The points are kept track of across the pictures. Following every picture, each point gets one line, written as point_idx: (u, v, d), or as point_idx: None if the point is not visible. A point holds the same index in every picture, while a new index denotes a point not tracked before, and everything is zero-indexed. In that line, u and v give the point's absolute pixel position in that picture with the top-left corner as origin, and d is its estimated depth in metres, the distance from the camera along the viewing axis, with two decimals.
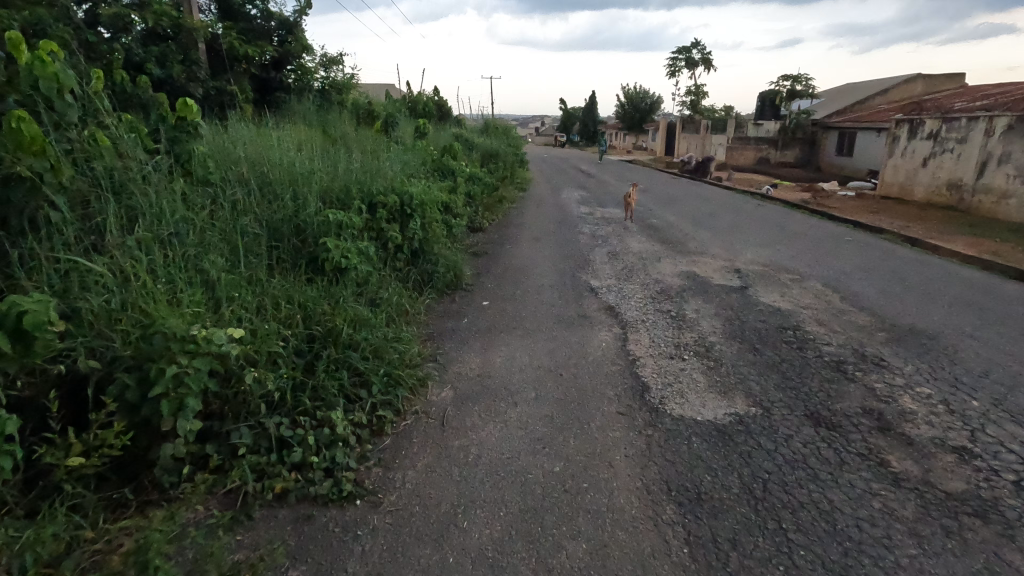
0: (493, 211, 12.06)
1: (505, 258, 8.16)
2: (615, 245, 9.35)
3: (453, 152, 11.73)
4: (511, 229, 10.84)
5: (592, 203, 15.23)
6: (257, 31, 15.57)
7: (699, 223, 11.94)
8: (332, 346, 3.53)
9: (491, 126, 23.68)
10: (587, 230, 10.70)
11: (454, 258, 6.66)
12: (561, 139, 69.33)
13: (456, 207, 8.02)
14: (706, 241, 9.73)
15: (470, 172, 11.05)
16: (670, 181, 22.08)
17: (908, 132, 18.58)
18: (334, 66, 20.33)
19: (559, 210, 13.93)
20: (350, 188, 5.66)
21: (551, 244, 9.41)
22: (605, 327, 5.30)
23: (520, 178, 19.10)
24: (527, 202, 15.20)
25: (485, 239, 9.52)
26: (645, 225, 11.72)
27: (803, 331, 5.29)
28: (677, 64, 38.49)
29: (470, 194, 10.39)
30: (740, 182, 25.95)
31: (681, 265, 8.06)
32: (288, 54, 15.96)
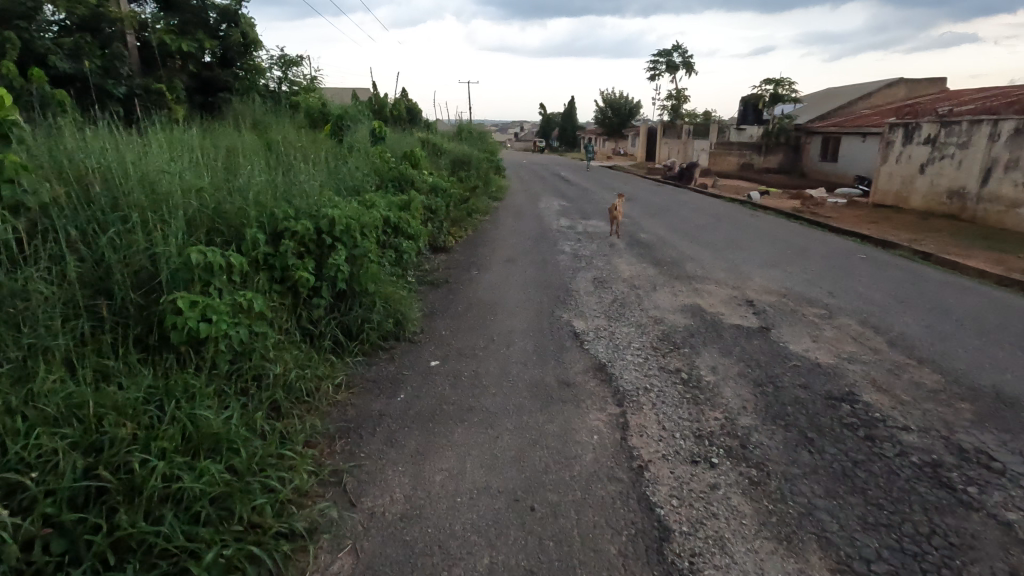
0: (460, 227, 10.59)
1: (470, 289, 6.68)
2: (602, 267, 8.00)
3: (414, 159, 10.24)
4: (481, 248, 9.41)
5: (572, 215, 13.91)
6: (196, 22, 13.87)
7: (693, 238, 10.65)
8: (126, 508, 2.04)
9: (465, 131, 22.22)
10: (569, 249, 9.31)
11: (399, 297, 5.16)
12: (540, 145, 68.21)
13: (407, 227, 6.52)
14: (705, 262, 8.45)
15: (434, 182, 9.58)
16: (654, 189, 20.86)
17: (904, 136, 17.63)
18: (292, 66, 18.64)
19: (537, 223, 12.55)
20: (248, 212, 4.14)
21: (526, 268, 7.97)
22: (596, 400, 3.86)
23: (494, 187, 17.65)
24: (501, 214, 13.80)
25: (448, 263, 8.05)
26: (633, 240, 10.40)
27: (859, 397, 3.95)
28: (657, 67, 37.43)
29: (431, 209, 8.89)
30: (726, 189, 24.88)
31: (681, 294, 6.73)
32: (231, 49, 14.26)
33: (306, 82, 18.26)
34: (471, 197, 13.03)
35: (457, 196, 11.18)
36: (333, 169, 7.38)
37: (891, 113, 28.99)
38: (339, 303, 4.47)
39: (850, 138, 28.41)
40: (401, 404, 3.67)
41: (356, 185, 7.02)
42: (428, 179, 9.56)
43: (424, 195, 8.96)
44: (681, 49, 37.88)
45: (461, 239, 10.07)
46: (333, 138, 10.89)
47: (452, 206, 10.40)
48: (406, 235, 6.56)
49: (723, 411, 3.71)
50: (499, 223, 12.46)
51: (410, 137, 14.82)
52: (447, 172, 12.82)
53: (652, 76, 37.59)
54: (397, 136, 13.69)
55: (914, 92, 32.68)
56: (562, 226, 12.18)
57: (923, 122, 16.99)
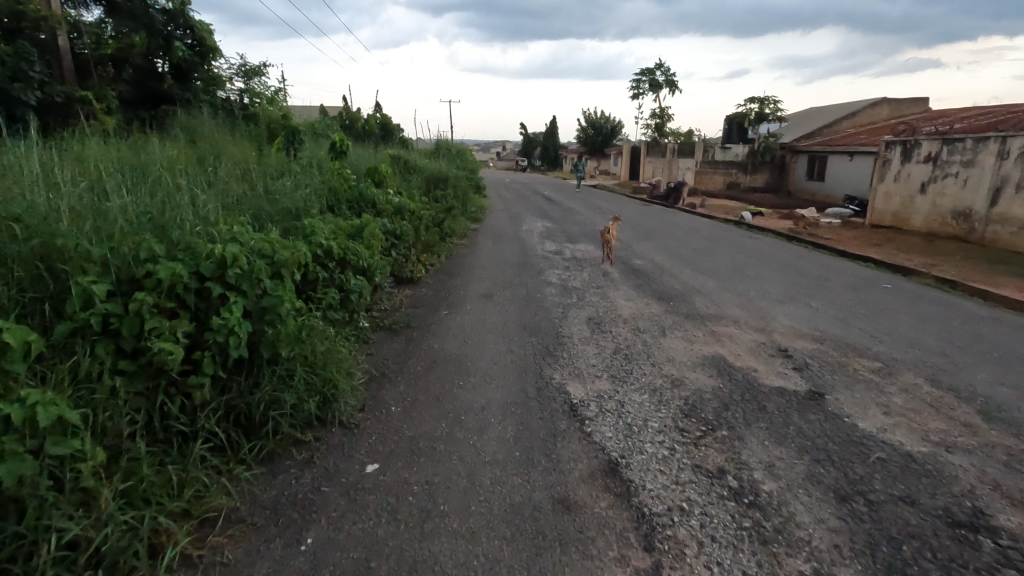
0: (432, 253, 9.32)
1: (437, 337, 5.33)
2: (598, 304, 6.75)
3: (378, 176, 8.98)
4: (455, 279, 8.10)
5: (558, 237, 12.73)
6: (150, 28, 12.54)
7: (696, 266, 9.49)
8: None
9: (443, 149, 21.05)
10: (557, 280, 8.08)
11: (333, 358, 3.79)
12: (523, 163, 67.43)
13: (354, 261, 5.17)
14: (717, 296, 7.27)
15: (400, 201, 8.29)
16: (641, 209, 19.84)
17: (902, 154, 16.93)
18: (256, 77, 17.31)
19: (521, 248, 11.32)
20: (89, 252, 2.76)
21: (507, 304, 6.70)
22: (613, 538, 2.52)
23: (473, 207, 16.42)
24: (481, 237, 12.58)
25: (413, 301, 6.71)
26: (629, 268, 9.20)
27: (994, 523, 2.69)
28: (641, 85, 36.91)
29: (395, 234, 7.59)
30: (715, 210, 24.04)
31: (697, 340, 5.49)
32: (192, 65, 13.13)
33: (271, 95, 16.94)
34: (447, 217, 11.78)
35: (430, 217, 9.91)
36: (269, 191, 6.05)
37: (877, 132, 28.67)
38: (235, 382, 3.10)
39: (838, 157, 27.96)
40: (303, 560, 2.30)
41: (295, 209, 5.70)
42: (394, 199, 8.28)
43: (385, 218, 7.65)
44: (664, 67, 37.44)
45: (433, 268, 8.77)
46: (287, 152, 9.58)
47: (423, 229, 9.13)
48: (352, 270, 5.22)
49: (807, 559, 2.42)
50: (478, 247, 11.19)
51: (380, 154, 13.61)
52: (419, 192, 11.59)
53: (635, 94, 37.07)
54: (365, 153, 12.45)
55: (897, 111, 32.57)
56: (547, 250, 10.97)
57: (921, 139, 16.31)
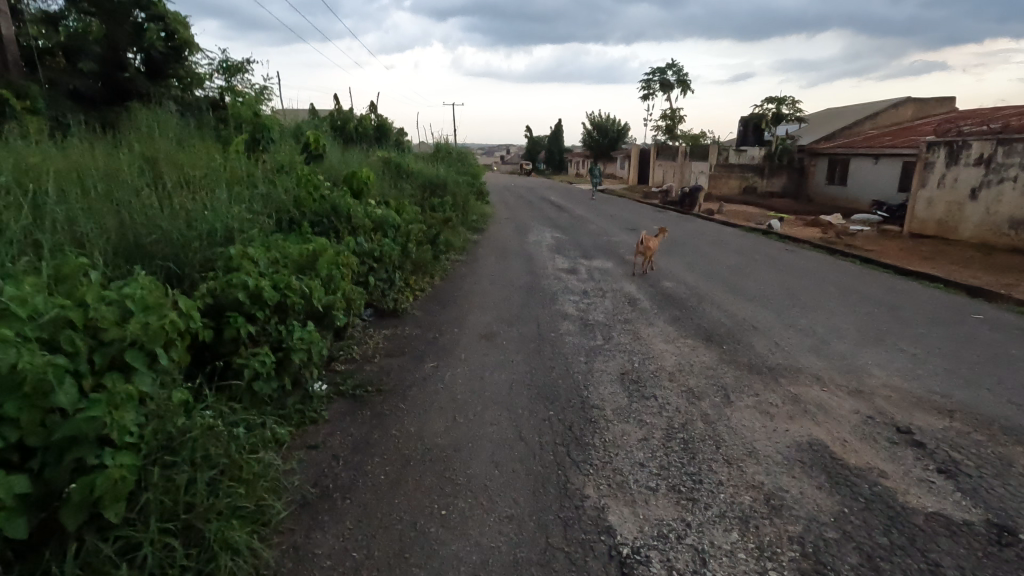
0: (421, 275, 7.82)
1: (417, 410, 3.80)
2: (631, 350, 5.24)
3: (357, 183, 7.48)
4: (448, 310, 6.59)
5: (570, 251, 11.23)
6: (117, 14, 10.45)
7: (737, 289, 7.98)
8: None
9: (442, 152, 19.53)
10: (574, 311, 6.59)
11: (225, 495, 2.36)
12: (527, 167, 65.87)
13: (297, 306, 3.70)
14: (780, 336, 5.75)
15: (381, 214, 6.80)
16: (656, 217, 18.33)
17: (946, 157, 15.40)
18: (239, 75, 15.90)
19: (528, 265, 9.81)
20: None
21: (513, 348, 5.20)
22: None
23: (474, 216, 14.92)
24: (482, 252, 11.09)
25: (392, 346, 5.19)
26: (658, 293, 7.69)
27: None
28: (651, 86, 35.47)
29: (371, 255, 6.09)
30: (734, 217, 22.42)
31: (777, 412, 3.97)
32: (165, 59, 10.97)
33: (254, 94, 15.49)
34: (442, 229, 10.27)
35: (421, 231, 8.43)
36: (197, 209, 4.58)
37: (904, 134, 27.12)
38: None
39: (863, 160, 26.41)
40: None
41: (226, 232, 4.23)
42: (373, 212, 6.78)
43: (357, 236, 6.17)
44: (675, 67, 35.99)
45: (423, 294, 7.28)
46: (253, 155, 8.11)
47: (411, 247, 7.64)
48: (296, 318, 3.76)
49: None
50: (478, 265, 9.69)
51: (368, 158, 12.15)
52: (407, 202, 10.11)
53: (645, 94, 35.51)
54: (349, 158, 10.98)
55: (923, 112, 30.99)
56: (558, 268, 9.47)
57: (970, 140, 14.79)
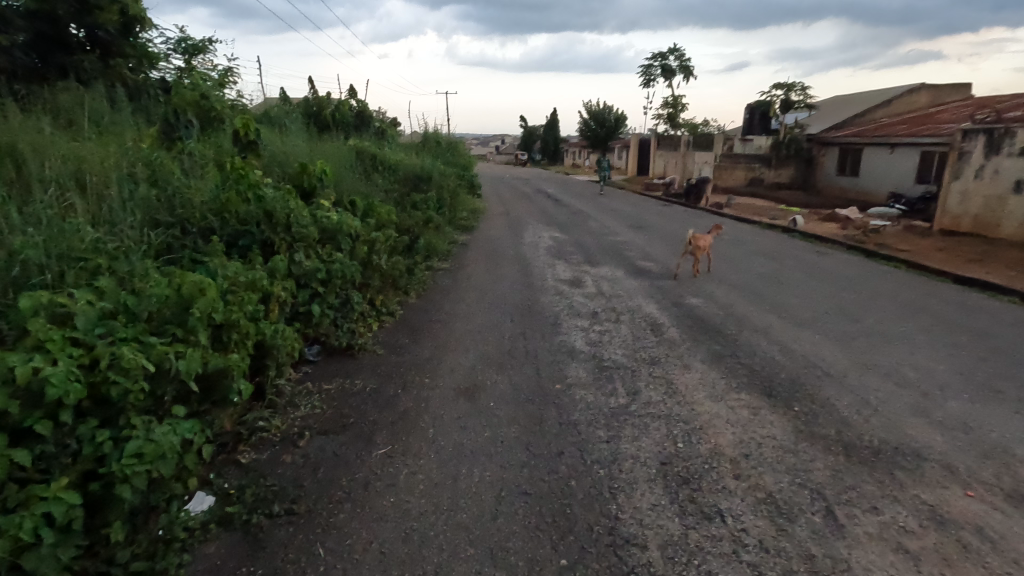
0: (390, 294, 6.29)
1: (343, 564, 2.32)
2: (669, 415, 3.76)
3: (308, 178, 5.92)
4: (419, 345, 5.07)
5: (571, 256, 9.72)
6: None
7: (781, 309, 6.50)
8: None
9: (429, 141, 17.88)
10: (584, 347, 5.10)
11: None
12: (522, 157, 64.01)
13: (134, 399, 2.22)
14: (864, 387, 4.28)
15: (334, 218, 5.26)
16: (663, 213, 16.81)
17: (986, 146, 13.94)
18: (199, 55, 14.10)
19: (523, 274, 8.29)
20: None
21: (503, 414, 3.71)
22: None
23: (463, 214, 13.33)
24: (470, 257, 9.57)
25: (332, 412, 3.68)
26: (685, 314, 6.21)
27: None
28: (652, 72, 33.72)
29: (315, 277, 4.57)
30: (744, 211, 20.92)
31: (920, 548, 2.52)
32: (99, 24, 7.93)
33: (217, 76, 13.81)
34: (420, 231, 8.71)
35: (392, 237, 6.89)
36: (29, 228, 3.07)
37: (922, 123, 25.66)
38: None
39: (879, 149, 24.95)
40: None
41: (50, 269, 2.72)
42: (322, 215, 5.24)
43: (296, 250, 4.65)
44: (678, 52, 34.19)
45: (391, 320, 5.77)
46: (181, 144, 6.47)
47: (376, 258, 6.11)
48: (138, 413, 2.27)
49: None
50: (464, 275, 8.17)
51: (338, 148, 10.53)
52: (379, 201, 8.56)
53: (646, 81, 33.84)
54: (313, 150, 9.36)
55: (939, 99, 29.49)
56: (559, 278, 7.98)
57: (1015, 127, 13.32)
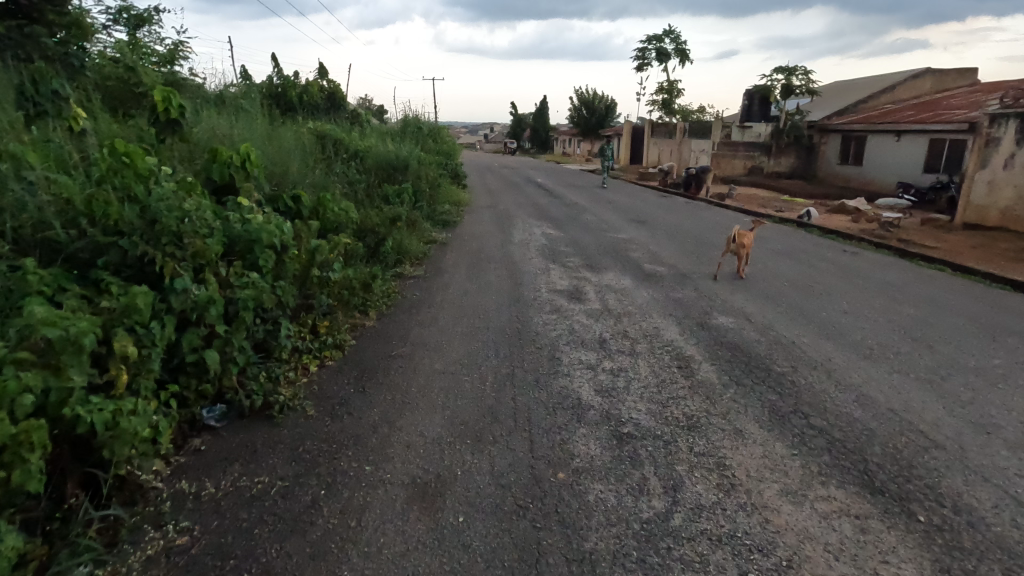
0: (336, 318, 4.89)
1: None
2: (735, 538, 2.44)
3: (229, 168, 4.50)
4: (367, 399, 3.68)
5: (568, 258, 8.37)
6: None
7: (833, 331, 5.21)
8: None
9: (409, 127, 16.34)
10: (592, 399, 3.75)
11: None
12: (511, 144, 62.27)
13: None
14: (999, 467, 3.00)
15: (253, 221, 3.85)
16: (663, 205, 15.50)
17: (1018, 131, 12.72)
18: (144, 28, 12.41)
19: (511, 283, 6.92)
20: None
21: (479, 543, 2.36)
22: None
23: (443, 207, 11.89)
24: (449, 260, 8.15)
25: (204, 546, 2.31)
26: (716, 341, 4.91)
27: None
28: (647, 55, 32.20)
29: (208, 311, 3.16)
30: (747, 202, 19.68)
31: None
32: None
33: (165, 52, 12.19)
34: (387, 231, 7.27)
35: (346, 244, 5.47)
36: None
37: (929, 108, 24.50)
38: None
39: (885, 137, 23.77)
40: None
41: None
42: (236, 218, 3.83)
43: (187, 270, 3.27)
44: (673, 34, 32.64)
45: (337, 356, 4.40)
46: (66, 124, 4.98)
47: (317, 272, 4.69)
48: None
49: None
50: (440, 285, 6.79)
51: (293, 130, 8.97)
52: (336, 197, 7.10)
53: (641, 64, 32.33)
54: (260, 134, 7.84)
55: (945, 84, 28.34)
56: (555, 289, 6.63)
57: None
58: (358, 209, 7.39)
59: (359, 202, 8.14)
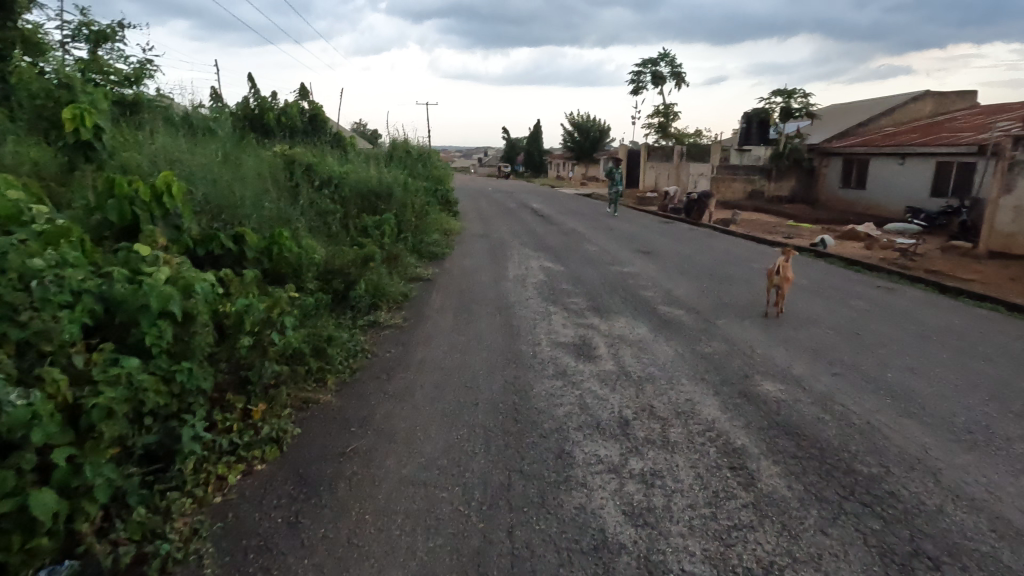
0: (280, 394, 3.77)
1: None
2: None
3: (133, 204, 3.46)
4: (299, 538, 2.56)
5: (571, 298, 7.32)
6: None
7: (910, 402, 4.15)
8: None
9: (397, 152, 15.42)
10: (622, 533, 2.64)
11: None
12: (505, 168, 61.82)
13: None
14: None
15: (145, 280, 2.78)
16: (667, 233, 14.54)
17: None
18: (106, 46, 11.45)
19: (505, 333, 5.84)
20: None
21: None
22: None
23: (431, 238, 10.86)
24: (435, 303, 7.07)
25: None
26: (769, 421, 3.83)
27: None
28: (642, 78, 31.73)
29: (36, 431, 2.05)
30: (752, 228, 18.81)
31: None
32: None
33: (130, 72, 11.24)
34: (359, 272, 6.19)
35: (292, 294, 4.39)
36: None
37: (933, 131, 23.95)
38: None
39: (889, 160, 23.13)
40: None
41: None
42: (121, 276, 2.75)
43: (10, 364, 2.17)
44: (668, 57, 32.24)
45: (272, 456, 3.28)
46: None
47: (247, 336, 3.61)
48: None
49: None
50: (421, 336, 5.70)
51: (258, 155, 7.97)
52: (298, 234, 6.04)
53: (636, 88, 31.87)
54: (215, 160, 6.83)
55: (945, 107, 27.86)
56: (558, 341, 5.55)
57: None
58: (324, 244, 6.33)
59: (330, 237, 7.07)
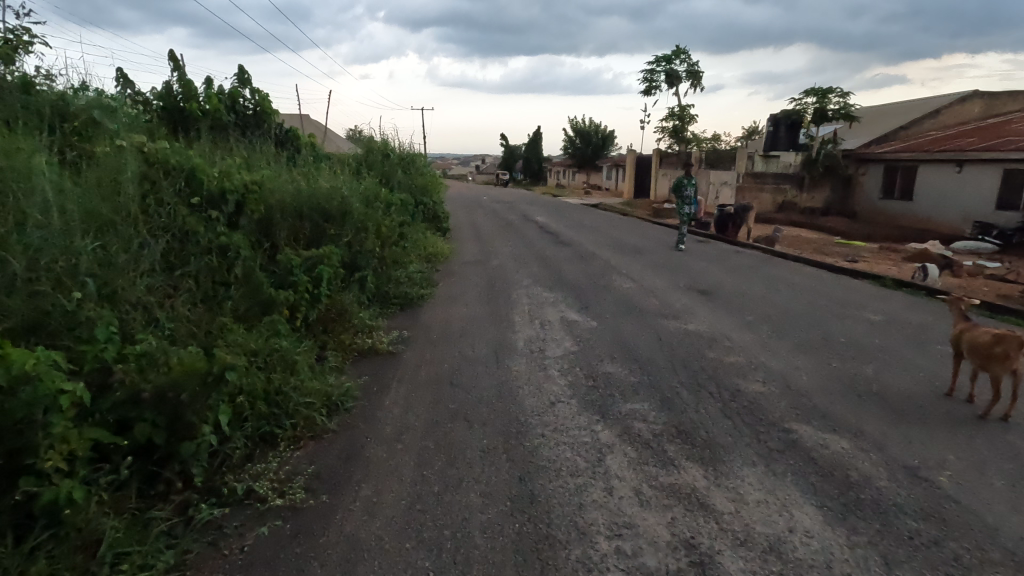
0: None
1: None
2: None
3: None
4: None
5: (627, 403, 4.22)
6: None
7: None
8: None
9: (371, 154, 12.22)
10: None
11: None
12: (502, 174, 58.68)
13: None
14: None
15: None
16: (712, 259, 11.43)
17: None
18: None
19: (522, 532, 2.72)
20: None
21: None
22: None
23: (403, 273, 7.74)
24: (386, 416, 3.94)
25: None
26: None
27: None
28: (655, 77, 28.70)
29: None
30: (801, 248, 15.73)
31: None
32: None
33: None
34: None
35: None
36: None
37: (993, 134, 20.93)
38: None
39: (945, 167, 20.11)
40: None
41: None
42: None
43: None
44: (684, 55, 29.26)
45: None
46: None
47: None
48: None
49: None
50: (335, 551, 2.57)
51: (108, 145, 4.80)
52: (81, 323, 2.92)
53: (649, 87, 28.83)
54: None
55: (995, 109, 24.90)
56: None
57: None
58: (142, 340, 3.21)
59: (186, 312, 3.94)
